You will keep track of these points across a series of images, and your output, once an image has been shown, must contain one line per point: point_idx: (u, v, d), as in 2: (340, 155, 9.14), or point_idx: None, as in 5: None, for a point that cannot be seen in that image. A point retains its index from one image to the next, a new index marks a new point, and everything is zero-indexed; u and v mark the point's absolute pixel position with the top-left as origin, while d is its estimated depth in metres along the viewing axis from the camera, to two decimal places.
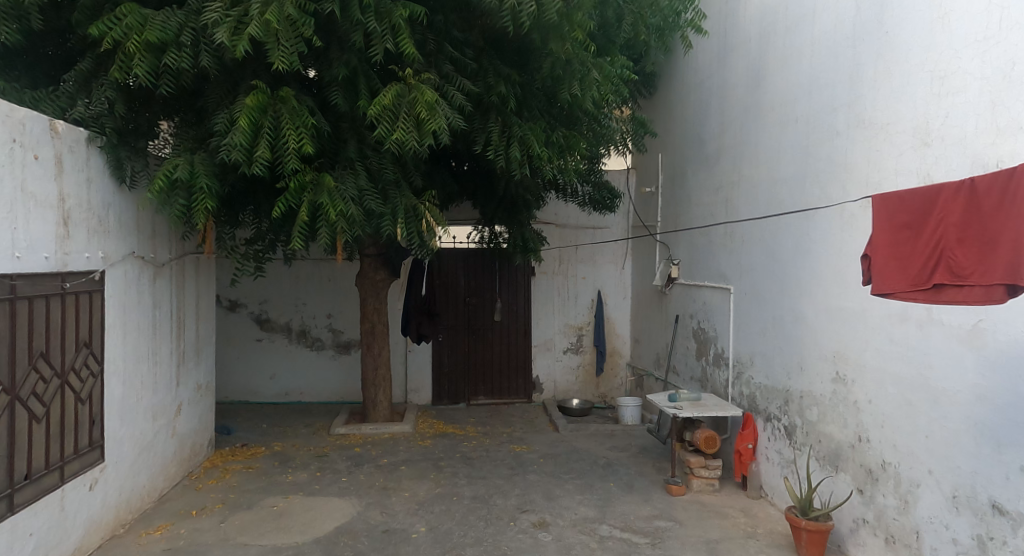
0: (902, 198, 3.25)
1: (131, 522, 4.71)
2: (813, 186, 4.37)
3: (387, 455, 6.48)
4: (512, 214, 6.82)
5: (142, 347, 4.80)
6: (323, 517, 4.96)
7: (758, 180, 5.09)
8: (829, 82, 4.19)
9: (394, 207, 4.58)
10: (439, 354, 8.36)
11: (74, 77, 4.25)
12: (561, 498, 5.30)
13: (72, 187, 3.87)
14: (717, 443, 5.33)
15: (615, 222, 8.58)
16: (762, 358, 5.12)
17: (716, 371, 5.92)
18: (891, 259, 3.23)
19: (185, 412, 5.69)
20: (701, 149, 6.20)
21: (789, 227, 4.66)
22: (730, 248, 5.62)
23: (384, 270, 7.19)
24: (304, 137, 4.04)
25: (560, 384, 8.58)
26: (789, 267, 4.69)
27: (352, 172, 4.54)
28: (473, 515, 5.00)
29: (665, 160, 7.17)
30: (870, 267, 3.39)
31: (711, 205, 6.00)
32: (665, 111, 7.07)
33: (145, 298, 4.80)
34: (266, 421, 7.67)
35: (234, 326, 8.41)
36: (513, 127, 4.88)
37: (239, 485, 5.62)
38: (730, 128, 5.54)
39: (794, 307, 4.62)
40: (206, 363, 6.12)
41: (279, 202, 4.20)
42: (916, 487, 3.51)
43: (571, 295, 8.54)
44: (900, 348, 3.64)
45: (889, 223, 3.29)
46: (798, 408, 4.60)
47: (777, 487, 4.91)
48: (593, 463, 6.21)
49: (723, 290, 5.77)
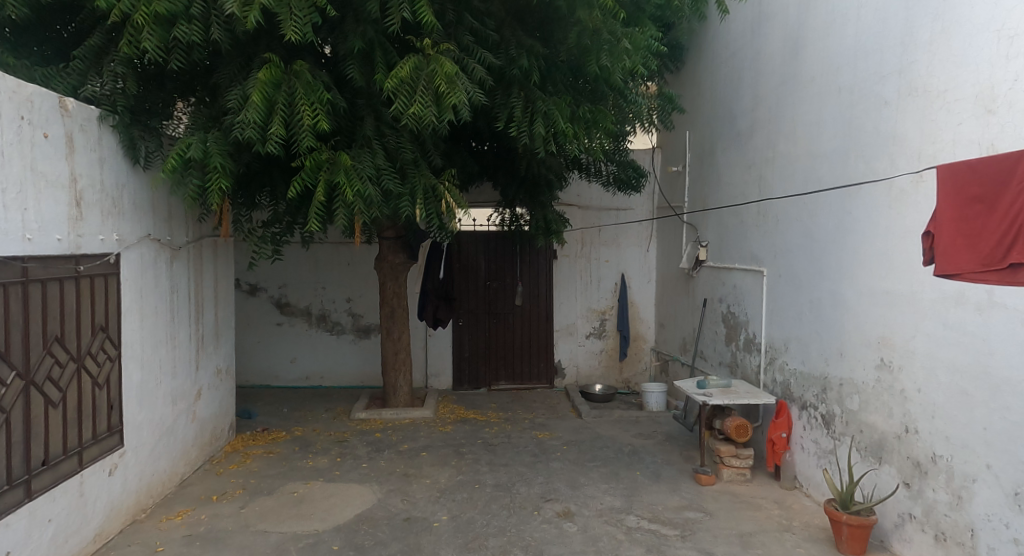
0: (973, 167, 3.02)
1: (152, 507, 4.65)
2: (859, 161, 4.13)
3: (408, 440, 6.38)
4: (534, 195, 6.64)
5: (160, 331, 4.72)
6: (343, 504, 4.87)
7: (796, 155, 4.85)
8: (878, 49, 3.94)
9: (412, 187, 4.45)
10: (460, 339, 8.26)
11: (85, 53, 4.10)
12: (586, 487, 5.15)
13: (84, 166, 3.73)
14: (748, 432, 5.13)
15: (639, 203, 8.33)
16: (797, 344, 4.92)
17: (748, 356, 5.72)
18: (959, 237, 3.04)
19: (206, 396, 5.62)
20: (733, 125, 5.95)
21: (830, 205, 4.43)
22: (764, 228, 5.38)
23: (403, 254, 7.04)
24: (318, 113, 3.86)
25: (582, 369, 8.41)
26: (828, 248, 4.47)
27: (369, 151, 4.39)
28: (496, 503, 4.87)
29: (693, 137, 6.91)
30: (932, 245, 3.21)
31: (743, 184, 5.77)
32: (694, 86, 6.81)
33: (163, 282, 4.71)
34: (287, 405, 7.61)
35: (254, 310, 8.35)
36: (536, 102, 4.68)
37: (260, 470, 5.56)
38: (765, 101, 5.30)
39: (834, 291, 4.41)
40: (226, 347, 6.05)
41: (294, 182, 4.07)
42: (972, 482, 3.32)
43: (594, 278, 8.34)
44: (955, 334, 3.43)
45: (958, 196, 3.08)
46: (837, 396, 4.41)
47: (813, 477, 4.73)
48: (618, 450, 6.05)
49: (756, 273, 5.54)
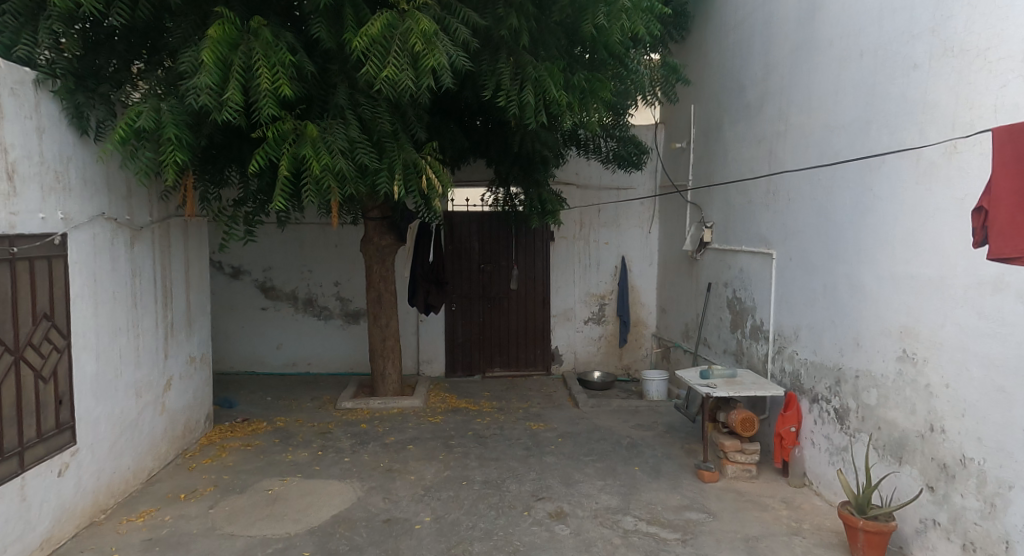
0: None
1: (114, 507, 4.34)
2: (882, 132, 3.73)
3: (394, 432, 6.05)
4: (528, 172, 6.23)
5: (119, 319, 4.38)
6: (320, 503, 4.54)
7: (811, 127, 4.45)
8: (907, 4, 3.53)
9: (391, 163, 4.10)
10: (452, 324, 7.91)
11: (19, 8, 3.69)
12: (580, 484, 4.81)
13: (17, 135, 3.35)
14: (755, 426, 4.78)
15: (641, 182, 7.92)
16: (808, 332, 4.56)
17: (754, 344, 5.37)
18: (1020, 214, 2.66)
19: (177, 387, 5.29)
20: (741, 98, 5.55)
21: (848, 181, 4.05)
22: (773, 208, 5.00)
23: (390, 235, 6.66)
24: (280, 77, 3.49)
25: (580, 356, 8.07)
26: (844, 228, 4.10)
27: (342, 122, 4.03)
28: (483, 502, 4.54)
29: (698, 111, 6.50)
30: (985, 224, 2.82)
31: (752, 161, 5.37)
32: (700, 55, 6.38)
33: (122, 264, 4.37)
34: (270, 394, 7.28)
35: (237, 294, 8.00)
36: (526, 67, 4.31)
37: (235, 465, 5.24)
38: (778, 70, 4.89)
39: (851, 275, 4.04)
40: (201, 334, 5.71)
41: (257, 155, 3.73)
42: (1008, 489, 2.97)
43: (593, 261, 7.96)
44: (990, 324, 3.07)
45: (1017, 167, 2.70)
46: (852, 390, 4.06)
47: (824, 476, 4.39)
48: (616, 443, 5.72)
49: (764, 256, 5.16)
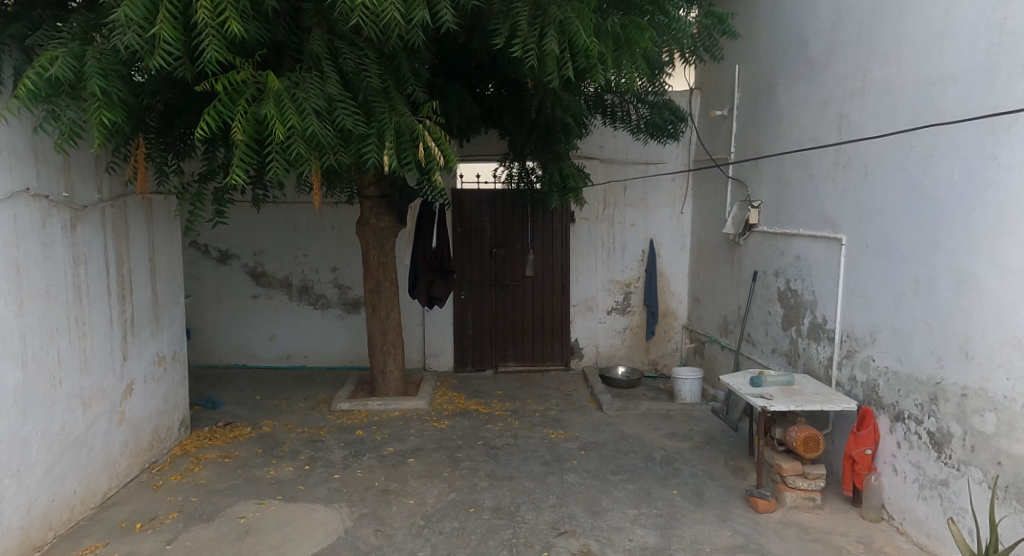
0: None
1: (54, 541, 3.64)
2: (1015, 80, 2.92)
3: (394, 441, 5.30)
4: (547, 143, 5.38)
5: (55, 318, 3.65)
6: (299, 537, 3.80)
7: (900, 81, 3.59)
8: None
9: (381, 127, 3.31)
10: (461, 315, 7.13)
11: None
12: (609, 514, 4.03)
13: None
14: (820, 446, 3.97)
15: (673, 156, 7.03)
16: (889, 335, 3.72)
17: (814, 345, 4.52)
18: None
19: (140, 392, 4.54)
20: (802, 53, 4.66)
21: (956, 147, 3.24)
22: (842, 182, 4.14)
23: (389, 216, 5.86)
24: (225, 7, 2.71)
25: (603, 350, 7.27)
26: (949, 207, 3.27)
27: (317, 75, 3.25)
28: (493, 539, 3.78)
29: (744, 71, 5.61)
30: None
31: (813, 127, 4.50)
32: (749, 6, 5.48)
33: (58, 252, 3.64)
34: (260, 392, 6.56)
35: (226, 280, 7.27)
36: (549, 6, 3.50)
37: (207, 483, 4.50)
38: (855, 14, 4.00)
39: (957, 268, 3.22)
40: (172, 329, 4.96)
41: (207, 114, 2.96)
42: None
43: (618, 245, 7.13)
44: None
45: None
46: (956, 411, 3.25)
47: (909, 511, 3.59)
48: (648, 458, 4.92)
49: (830, 240, 4.30)
